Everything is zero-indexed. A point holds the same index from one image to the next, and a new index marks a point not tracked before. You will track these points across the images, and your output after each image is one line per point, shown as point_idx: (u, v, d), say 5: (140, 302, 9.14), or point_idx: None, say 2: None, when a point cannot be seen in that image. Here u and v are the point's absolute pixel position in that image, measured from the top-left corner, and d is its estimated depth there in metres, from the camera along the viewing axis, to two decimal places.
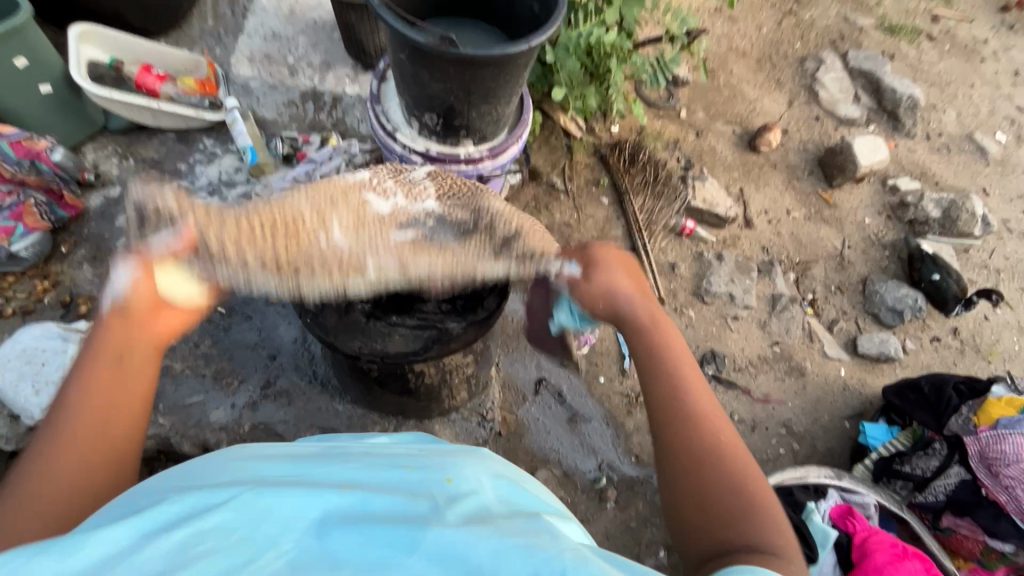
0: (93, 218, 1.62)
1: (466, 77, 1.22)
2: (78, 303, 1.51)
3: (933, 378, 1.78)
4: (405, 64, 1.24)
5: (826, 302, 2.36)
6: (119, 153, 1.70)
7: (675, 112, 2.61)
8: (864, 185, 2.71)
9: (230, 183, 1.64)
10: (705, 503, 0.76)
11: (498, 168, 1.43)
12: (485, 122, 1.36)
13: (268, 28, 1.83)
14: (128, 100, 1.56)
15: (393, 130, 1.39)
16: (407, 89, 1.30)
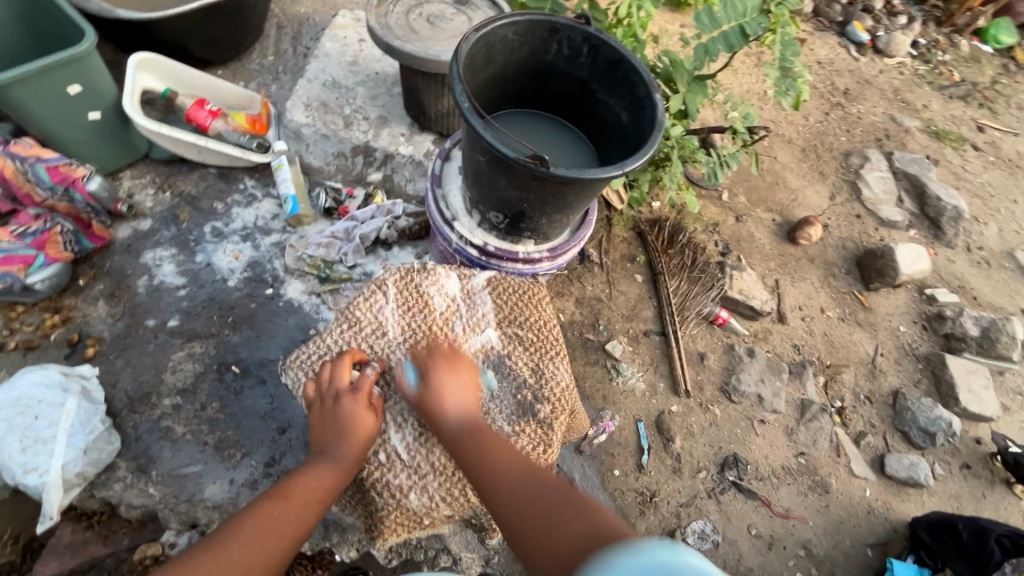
0: (117, 251, 1.56)
1: (546, 193, 1.18)
2: (85, 344, 1.44)
3: (971, 523, 1.69)
4: (482, 164, 1.21)
5: (855, 412, 2.25)
6: (155, 183, 1.67)
7: (717, 194, 2.57)
8: (901, 292, 2.63)
9: (265, 229, 1.62)
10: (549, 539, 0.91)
11: (553, 267, 1.47)
12: (551, 228, 1.35)
13: (330, 74, 1.76)
14: (176, 137, 1.51)
15: (452, 219, 1.43)
16: (479, 187, 1.28)
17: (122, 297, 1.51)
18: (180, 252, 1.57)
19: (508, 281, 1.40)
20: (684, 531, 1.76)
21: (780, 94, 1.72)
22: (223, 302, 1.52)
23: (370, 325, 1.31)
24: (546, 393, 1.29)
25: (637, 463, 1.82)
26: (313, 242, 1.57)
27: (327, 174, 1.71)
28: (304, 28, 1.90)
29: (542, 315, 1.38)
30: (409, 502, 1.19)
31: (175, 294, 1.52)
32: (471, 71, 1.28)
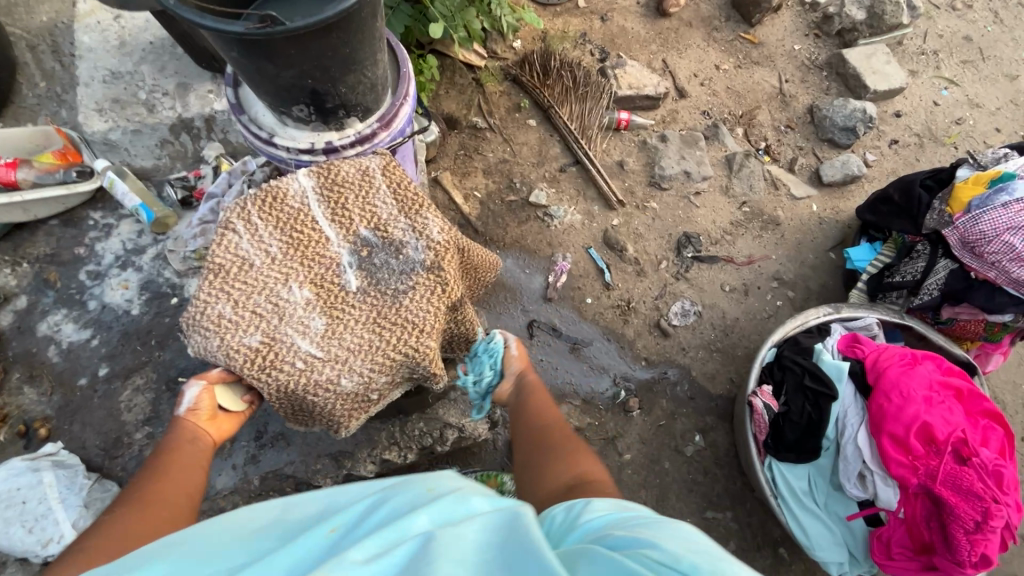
0: (13, 337, 1.50)
1: (316, 53, 1.02)
2: (36, 428, 1.43)
3: (900, 184, 1.75)
4: (243, 61, 1.03)
5: (781, 145, 2.31)
6: (8, 260, 1.56)
7: (572, 4, 2.43)
8: (783, 12, 2.59)
9: (138, 249, 1.59)
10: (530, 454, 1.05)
11: (396, 136, 1.29)
12: (362, 93, 1.19)
13: (105, 67, 1.62)
14: None
15: (269, 136, 1.22)
16: (259, 88, 1.10)
17: (44, 373, 1.48)
18: (72, 308, 1.53)
19: (334, 163, 1.17)
20: (668, 317, 1.89)
21: None
22: (138, 331, 1.53)
23: (230, 266, 1.10)
24: (422, 244, 1.17)
25: (604, 284, 1.91)
26: (189, 239, 1.48)
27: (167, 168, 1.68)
28: (56, 36, 1.67)
29: (411, 195, 1.19)
30: (343, 388, 1.12)
31: (90, 346, 1.51)
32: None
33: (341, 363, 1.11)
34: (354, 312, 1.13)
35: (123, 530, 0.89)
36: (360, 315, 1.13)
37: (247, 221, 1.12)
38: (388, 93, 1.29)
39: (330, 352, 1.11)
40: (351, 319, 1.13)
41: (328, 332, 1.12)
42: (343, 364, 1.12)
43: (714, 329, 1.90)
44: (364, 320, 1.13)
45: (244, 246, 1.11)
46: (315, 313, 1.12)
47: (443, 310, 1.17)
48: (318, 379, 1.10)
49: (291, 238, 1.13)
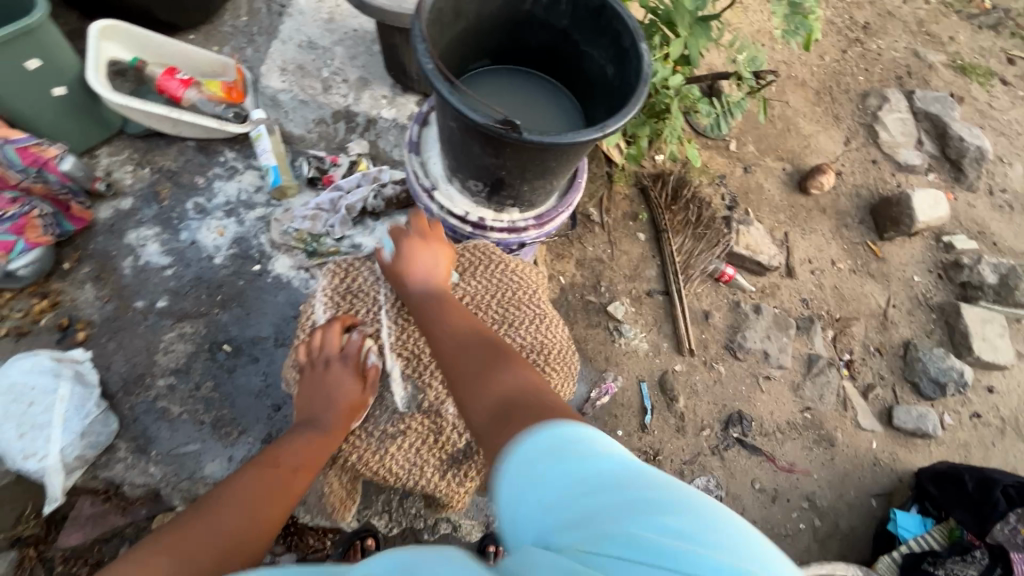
0: (100, 232, 1.61)
1: (521, 160, 1.13)
2: (76, 328, 1.51)
3: (980, 474, 1.65)
4: (456, 133, 1.16)
5: (863, 364, 2.23)
6: (134, 160, 1.69)
7: (724, 144, 2.46)
8: (917, 240, 2.53)
9: (249, 203, 1.66)
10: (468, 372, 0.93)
11: (541, 235, 1.40)
12: (534, 193, 1.29)
13: (306, 35, 1.81)
14: (150, 111, 1.53)
15: (431, 187, 1.37)
16: (455, 154, 1.23)
17: (109, 279, 1.56)
18: (163, 231, 1.61)
19: (489, 251, 1.33)
20: (687, 487, 1.79)
21: (789, 34, 1.56)
22: (211, 280, 1.58)
23: (357, 303, 1.30)
24: (540, 360, 1.25)
25: (641, 423, 1.83)
26: (297, 216, 1.59)
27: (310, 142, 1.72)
28: None
29: (538, 311, 1.29)
30: (393, 459, 1.24)
31: (162, 275, 1.57)
32: (439, 27, 1.18)
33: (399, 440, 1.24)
34: (446, 412, 1.25)
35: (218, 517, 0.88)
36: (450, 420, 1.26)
37: (379, 281, 1.32)
38: (554, 196, 1.39)
39: (406, 439, 1.24)
40: (440, 420, 1.25)
41: (412, 421, 1.25)
42: (413, 450, 1.25)
43: None
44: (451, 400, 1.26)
45: (372, 308, 1.29)
46: (414, 371, 1.27)
47: None
48: (389, 462, 1.24)
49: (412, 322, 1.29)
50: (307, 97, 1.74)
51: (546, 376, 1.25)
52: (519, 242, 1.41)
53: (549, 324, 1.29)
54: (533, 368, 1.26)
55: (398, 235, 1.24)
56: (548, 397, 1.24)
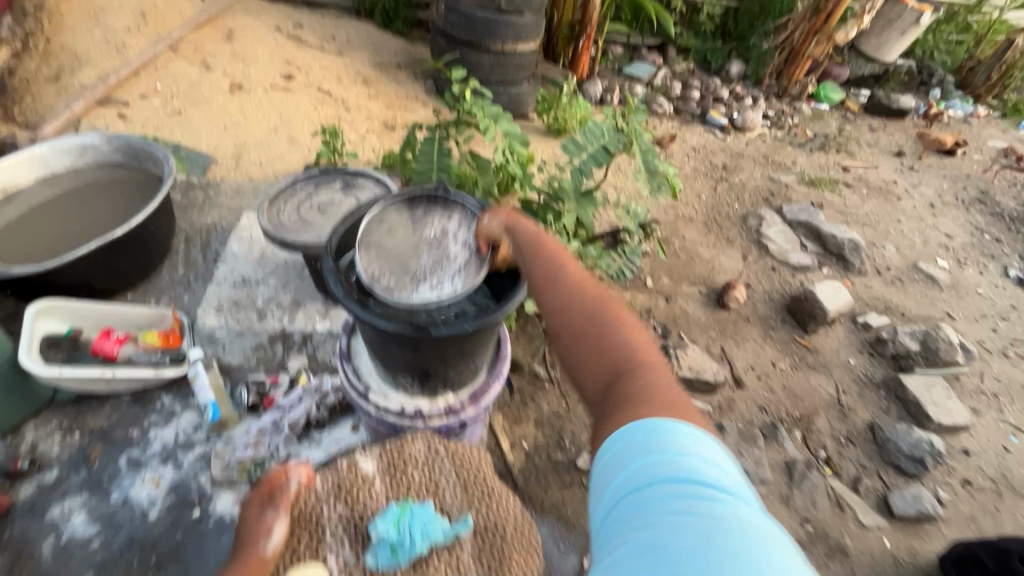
0: (18, 515, 1.49)
1: (439, 348, 1.23)
2: None
3: (989, 547, 1.62)
4: (373, 336, 1.25)
5: (842, 458, 2.22)
6: (62, 426, 1.65)
7: (642, 282, 2.72)
8: (837, 327, 2.75)
9: (188, 444, 1.62)
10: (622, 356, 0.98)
11: (480, 410, 1.44)
12: (462, 374, 1.38)
13: (239, 274, 1.98)
14: (80, 375, 1.56)
15: (365, 391, 1.40)
16: (380, 356, 1.31)
17: (24, 568, 1.41)
18: (92, 496, 1.53)
19: (406, 444, 1.38)
20: None
21: (655, 191, 1.88)
22: (144, 541, 1.47)
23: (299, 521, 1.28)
24: (493, 540, 1.30)
25: None
26: (239, 446, 1.59)
27: (249, 368, 1.79)
28: (211, 235, 2.14)
29: (487, 491, 1.36)
30: None
31: (88, 547, 1.45)
32: (348, 253, 1.35)
33: None
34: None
35: None
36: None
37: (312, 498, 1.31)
38: (483, 370, 1.46)
39: None
40: None
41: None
42: None
43: None
44: None
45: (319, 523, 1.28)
46: None
47: None
48: None
49: (359, 531, 1.29)
50: (242, 329, 1.83)
51: (505, 557, 1.27)
52: (460, 422, 1.44)
53: (498, 500, 1.36)
54: (491, 553, 1.29)
55: (514, 229, 1.20)
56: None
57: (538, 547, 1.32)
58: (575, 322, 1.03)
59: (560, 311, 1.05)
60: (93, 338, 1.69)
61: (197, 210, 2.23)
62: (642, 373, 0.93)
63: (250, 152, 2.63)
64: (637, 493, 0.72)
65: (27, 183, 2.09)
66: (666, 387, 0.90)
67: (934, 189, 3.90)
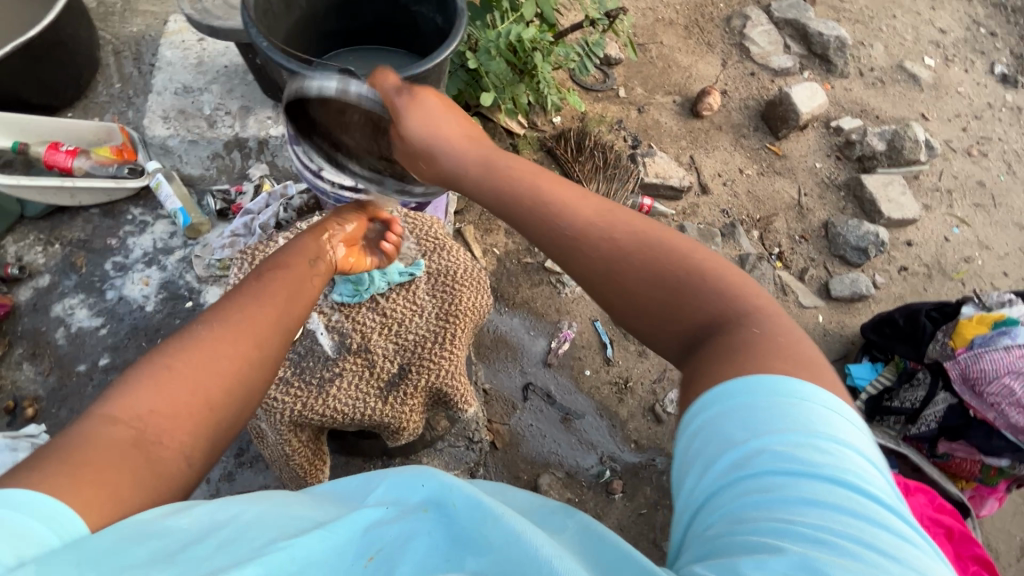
0: (25, 313, 1.65)
1: None
2: (23, 407, 1.54)
3: (905, 310, 1.83)
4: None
5: (793, 253, 2.39)
6: (42, 239, 1.74)
7: (614, 92, 2.63)
8: (809, 132, 2.74)
9: (167, 249, 1.74)
10: (657, 305, 0.72)
11: None
12: None
13: (178, 82, 1.85)
14: (41, 184, 1.62)
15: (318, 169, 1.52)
16: None
17: (45, 353, 1.61)
18: (88, 295, 1.68)
19: None
20: (663, 404, 1.88)
21: None
22: (146, 328, 1.64)
23: None
24: (447, 279, 1.43)
25: (604, 358, 1.93)
26: (217, 248, 1.70)
27: (211, 179, 1.88)
28: (141, 46, 2.00)
29: (439, 242, 1.48)
30: (333, 395, 1.29)
31: (97, 335, 1.63)
32: (272, 15, 1.37)
33: (335, 381, 1.31)
34: (375, 346, 1.35)
35: (225, 337, 0.84)
36: (380, 352, 1.35)
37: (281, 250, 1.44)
38: None
39: (344, 379, 1.31)
40: (371, 354, 1.34)
41: (346, 362, 1.33)
42: (353, 388, 1.31)
43: None
44: (380, 332, 1.37)
45: None
46: (342, 319, 1.38)
47: (444, 333, 1.37)
48: (333, 402, 1.29)
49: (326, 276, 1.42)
50: (194, 137, 1.78)
51: (456, 289, 1.42)
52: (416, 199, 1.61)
53: (448, 248, 1.49)
54: (445, 287, 1.43)
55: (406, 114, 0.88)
56: (464, 304, 1.40)
57: (487, 284, 1.48)
58: (633, 289, 0.73)
59: (614, 273, 0.74)
60: (43, 152, 1.70)
61: (118, 20, 2.05)
62: (751, 322, 0.66)
63: None
64: (748, 476, 0.52)
65: None
66: (791, 340, 0.63)
67: None
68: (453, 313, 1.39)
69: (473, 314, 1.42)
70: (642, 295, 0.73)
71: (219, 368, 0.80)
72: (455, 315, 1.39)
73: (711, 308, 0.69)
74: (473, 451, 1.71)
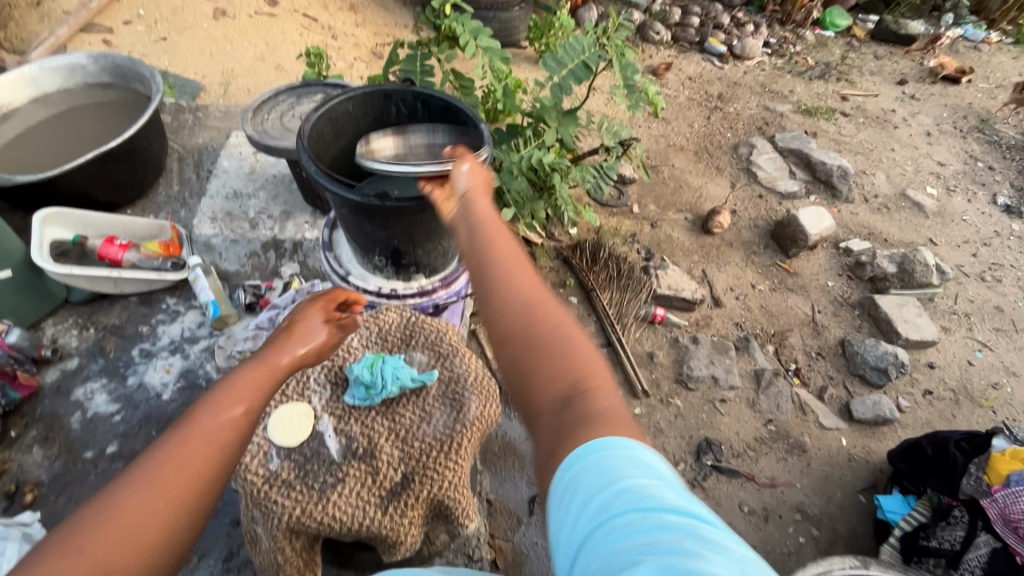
0: (47, 395, 1.69)
1: (406, 225, 1.46)
2: (23, 492, 1.53)
3: (933, 437, 1.74)
4: (349, 216, 1.49)
5: (811, 370, 2.35)
6: (79, 323, 1.83)
7: (628, 208, 2.80)
8: (819, 251, 2.83)
9: (193, 338, 1.81)
10: (526, 360, 0.80)
11: (451, 294, 1.73)
12: (431, 257, 1.65)
13: (231, 187, 2.13)
14: (90, 275, 1.73)
15: (346, 274, 1.67)
16: (356, 236, 1.55)
17: (57, 437, 1.62)
18: (110, 380, 1.72)
19: (383, 315, 1.57)
20: None
21: (635, 107, 1.92)
22: (159, 416, 1.66)
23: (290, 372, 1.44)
24: (458, 387, 1.43)
25: None
26: (239, 341, 1.71)
27: (245, 274, 1.96)
28: (203, 156, 2.26)
29: (453, 349, 1.50)
30: (333, 502, 1.27)
31: (110, 421, 1.65)
32: (321, 142, 1.54)
33: (336, 487, 1.28)
34: (380, 451, 1.34)
35: (158, 475, 0.78)
36: (386, 459, 1.33)
37: None
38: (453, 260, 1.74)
39: (346, 485, 1.29)
40: (375, 461, 1.33)
41: (350, 468, 1.31)
42: (354, 495, 1.29)
43: None
44: (387, 438, 1.36)
45: (303, 373, 1.43)
46: (353, 424, 1.38)
47: (450, 443, 1.36)
48: (332, 510, 1.26)
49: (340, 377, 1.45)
50: (236, 237, 2.01)
51: (467, 396, 1.41)
52: (434, 304, 1.72)
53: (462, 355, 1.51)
54: (456, 395, 1.43)
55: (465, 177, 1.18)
56: (475, 413, 1.39)
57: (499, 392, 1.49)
58: (517, 346, 0.82)
59: (506, 333, 0.84)
60: (98, 245, 1.84)
61: (187, 133, 2.34)
62: (600, 394, 0.74)
63: (238, 80, 2.62)
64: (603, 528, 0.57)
65: (22, 102, 2.17)
66: (618, 409, 0.71)
67: (933, 117, 3.83)
68: (462, 422, 1.37)
69: (483, 425, 1.40)
70: (515, 346, 0.82)
71: (154, 516, 0.75)
72: (464, 424, 1.37)
73: (562, 379, 0.77)
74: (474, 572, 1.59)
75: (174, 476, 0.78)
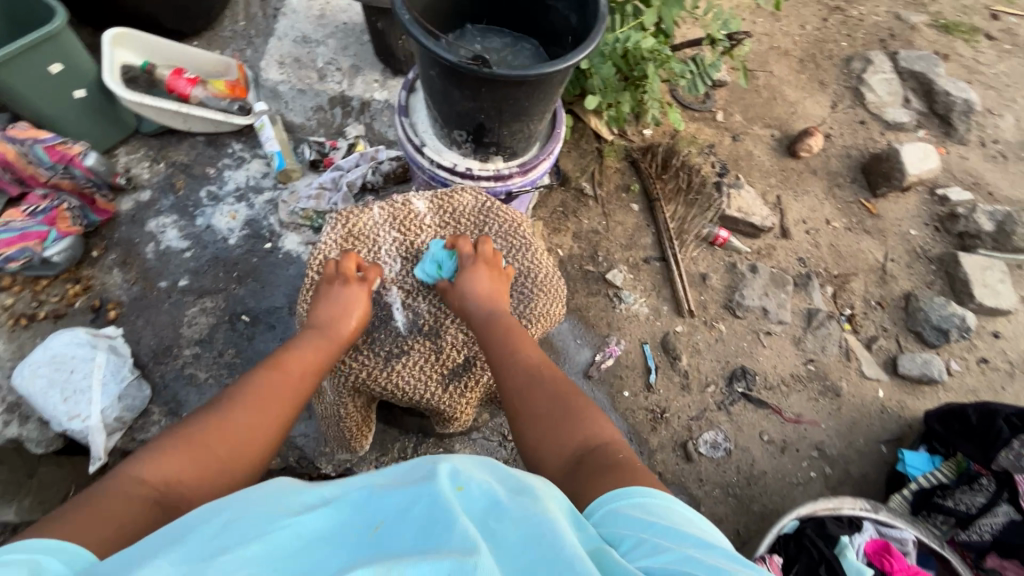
0: (123, 222, 1.77)
1: (497, 99, 1.36)
2: (106, 308, 1.67)
3: (981, 407, 1.68)
4: (437, 78, 1.38)
5: (866, 318, 2.25)
6: (150, 156, 1.86)
7: (711, 115, 2.54)
8: (911, 195, 2.57)
9: (257, 188, 1.82)
10: (546, 418, 1.01)
11: (526, 182, 1.64)
12: (513, 140, 1.55)
13: (300, 31, 2.01)
14: (160, 106, 1.71)
15: (421, 144, 1.59)
16: (440, 104, 1.45)
17: (134, 263, 1.72)
18: (180, 217, 1.78)
19: (456, 194, 1.51)
20: (696, 442, 1.90)
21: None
22: (225, 259, 1.74)
23: (363, 238, 1.44)
24: (528, 283, 1.43)
25: (645, 383, 1.95)
26: (303, 196, 1.76)
27: (311, 129, 1.90)
28: None
29: (525, 242, 1.47)
30: (397, 372, 1.33)
31: (181, 257, 1.74)
32: None
33: (402, 358, 1.34)
34: (446, 331, 1.37)
35: (241, 416, 0.97)
36: (450, 339, 1.37)
37: (375, 221, 1.46)
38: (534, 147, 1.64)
39: (411, 358, 1.34)
40: (440, 340, 1.37)
41: (415, 342, 1.36)
42: (417, 368, 1.35)
43: (738, 472, 1.89)
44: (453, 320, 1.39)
45: (376, 243, 1.43)
46: (421, 300, 1.40)
47: None
48: (397, 379, 1.33)
49: (411, 252, 1.45)
50: (303, 88, 1.93)
51: (535, 293, 1.43)
52: (507, 191, 1.65)
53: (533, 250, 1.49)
54: (524, 290, 1.43)
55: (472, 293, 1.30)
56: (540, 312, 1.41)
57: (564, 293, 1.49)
58: (540, 404, 1.04)
59: (527, 404, 1.05)
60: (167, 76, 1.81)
61: None
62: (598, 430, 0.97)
63: None
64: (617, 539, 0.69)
65: None
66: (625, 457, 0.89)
67: None
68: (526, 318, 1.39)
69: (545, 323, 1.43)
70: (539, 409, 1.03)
71: (240, 432, 0.95)
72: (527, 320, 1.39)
73: (571, 422, 0.99)
74: (504, 448, 1.71)
75: (255, 411, 0.99)
